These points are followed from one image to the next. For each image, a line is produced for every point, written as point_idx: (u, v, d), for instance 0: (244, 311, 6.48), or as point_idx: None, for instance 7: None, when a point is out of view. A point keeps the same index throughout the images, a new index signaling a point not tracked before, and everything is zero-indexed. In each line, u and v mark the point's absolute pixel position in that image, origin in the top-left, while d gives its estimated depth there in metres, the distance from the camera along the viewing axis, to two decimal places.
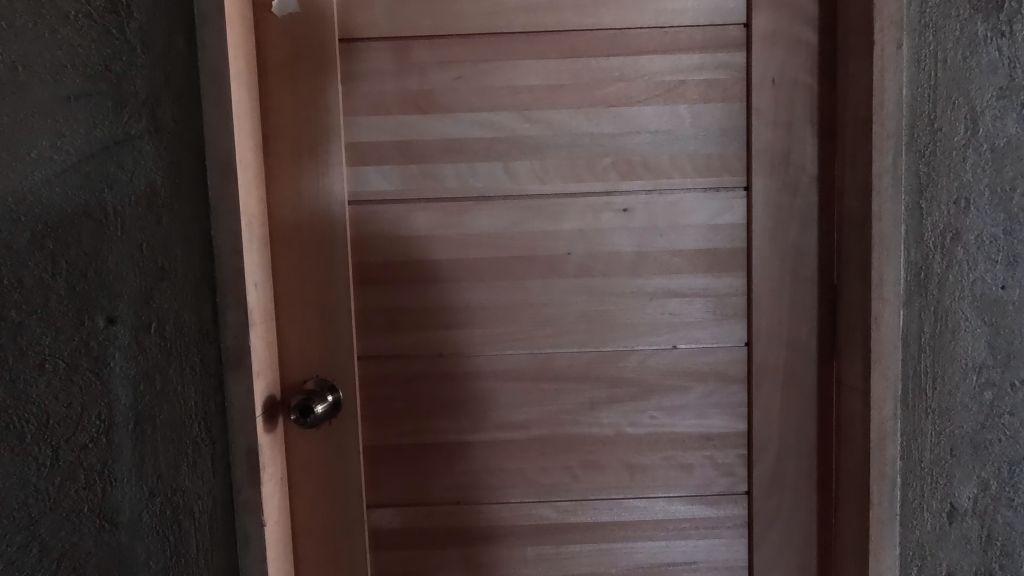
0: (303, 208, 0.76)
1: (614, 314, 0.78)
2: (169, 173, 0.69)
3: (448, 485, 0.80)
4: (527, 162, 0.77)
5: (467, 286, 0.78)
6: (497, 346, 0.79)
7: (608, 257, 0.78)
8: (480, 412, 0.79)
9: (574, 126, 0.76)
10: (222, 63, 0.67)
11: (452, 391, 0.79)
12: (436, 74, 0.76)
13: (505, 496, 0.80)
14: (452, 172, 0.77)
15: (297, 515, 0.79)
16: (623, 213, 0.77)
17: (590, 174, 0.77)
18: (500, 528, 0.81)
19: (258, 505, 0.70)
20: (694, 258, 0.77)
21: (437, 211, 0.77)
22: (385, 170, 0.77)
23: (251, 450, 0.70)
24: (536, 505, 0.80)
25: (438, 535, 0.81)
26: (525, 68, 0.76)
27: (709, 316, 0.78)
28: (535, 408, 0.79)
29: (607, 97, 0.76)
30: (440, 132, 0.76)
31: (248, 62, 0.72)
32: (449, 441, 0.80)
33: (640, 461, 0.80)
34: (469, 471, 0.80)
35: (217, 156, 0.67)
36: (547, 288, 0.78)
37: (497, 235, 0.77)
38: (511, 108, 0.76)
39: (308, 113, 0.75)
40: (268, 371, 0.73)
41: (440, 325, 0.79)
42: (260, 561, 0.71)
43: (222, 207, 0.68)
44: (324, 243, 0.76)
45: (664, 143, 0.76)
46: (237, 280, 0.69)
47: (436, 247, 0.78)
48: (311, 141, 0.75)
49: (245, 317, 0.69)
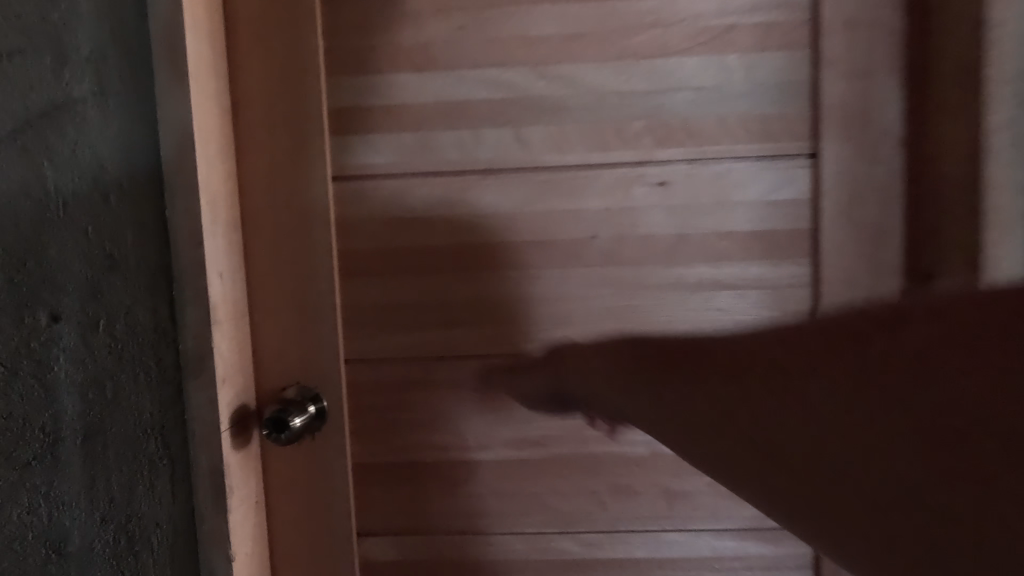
0: (280, 184, 0.65)
1: (648, 310, 0.65)
2: (114, 145, 0.58)
3: (450, 512, 0.68)
4: (542, 128, 0.64)
5: (473, 276, 0.66)
6: (508, 348, 0.67)
7: (643, 243, 0.65)
8: (487, 426, 0.67)
9: (599, 83, 0.63)
10: (175, 13, 0.56)
11: (453, 401, 0.67)
12: (433, 24, 0.64)
13: (517, 525, 0.68)
14: (454, 141, 0.65)
15: (275, 543, 0.68)
16: (659, 187, 0.64)
17: (619, 141, 0.64)
18: (511, 563, 0.68)
19: (224, 535, 0.60)
20: (747, 242, 0.64)
21: (437, 187, 0.65)
22: (375, 140, 0.65)
23: (215, 472, 0.59)
24: (554, 537, 0.68)
25: (439, 568, 0.69)
26: (540, 14, 0.63)
27: (764, 313, 0.64)
28: (553, 423, 0.67)
29: (640, 46, 0.62)
30: (439, 93, 0.64)
31: (212, 13, 0.61)
32: (451, 460, 0.67)
33: (681, 487, 0.66)
34: (475, 495, 0.68)
35: (173, 126, 0.57)
36: (568, 278, 0.65)
37: (507, 216, 0.65)
38: (523, 64, 0.63)
39: (283, 73, 0.64)
40: (240, 377, 0.63)
41: (442, 322, 0.66)
42: None
43: (179, 184, 0.57)
44: (305, 227, 0.65)
45: (707, 102, 0.63)
46: (198, 271, 0.58)
47: (436, 229, 0.66)
48: (287, 105, 0.64)
49: (207, 315, 0.58)
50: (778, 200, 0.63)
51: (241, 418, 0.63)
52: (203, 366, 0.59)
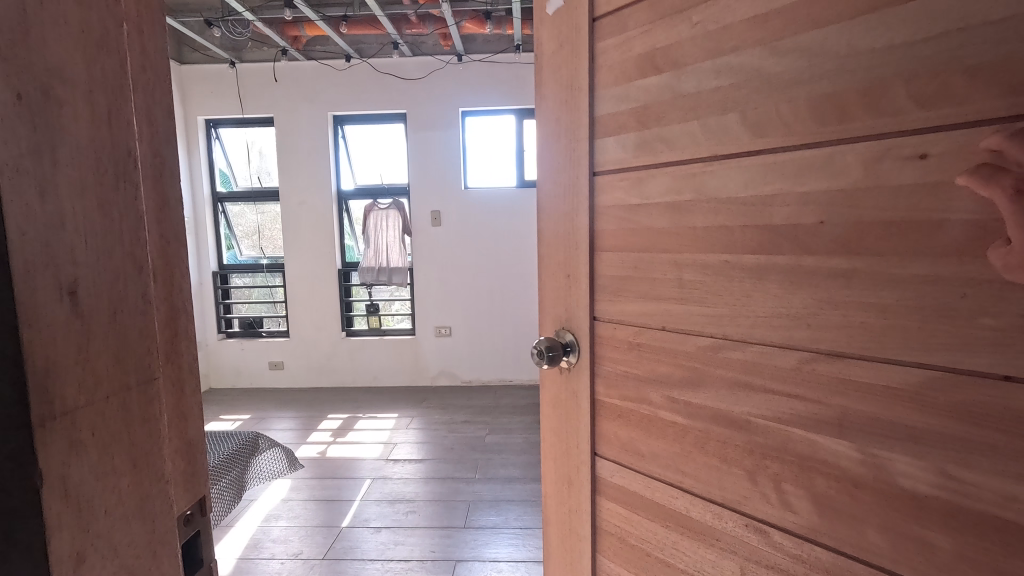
0: (576, 183, 1.11)
1: (802, 297, 0.77)
2: (150, 144, 0.67)
3: (649, 423, 1.01)
4: (723, 129, 0.85)
5: (671, 253, 0.93)
6: (693, 313, 0.91)
7: (856, 220, 0.71)
8: (678, 372, 0.95)
9: (767, 85, 0.79)
10: (552, 97, 1.15)
11: (660, 351, 0.98)
12: (660, 58, 0.93)
13: (694, 455, 0.93)
14: (670, 140, 0.92)
15: (556, 425, 1.23)
16: (818, 181, 0.74)
17: (785, 134, 0.77)
18: (688, 480, 0.95)
19: (557, 401, 1.22)
20: (901, 228, 0.67)
21: (668, 176, 0.93)
22: (625, 139, 1.00)
23: (203, 546, 0.73)
24: (720, 474, 0.90)
25: (644, 464, 1.03)
26: (724, 37, 0.83)
27: (986, 285, 0.61)
28: (723, 388, 0.88)
29: (806, 49, 0.74)
30: (669, 99, 0.92)
31: (555, 83, 1.14)
32: (655, 389, 0.99)
33: (826, 465, 0.76)
34: (683, 420, 0.95)
35: (103, 133, 0.52)
36: (735, 262, 0.85)
37: (699, 205, 0.89)
38: (713, 81, 0.85)
39: (577, 103, 1.09)
40: (118, 474, 0.53)
41: (650, 285, 0.98)
42: (555, 434, 1.23)
43: (550, 202, 1.18)
44: (577, 216, 1.11)
45: (928, 49, 0.63)
46: (61, 369, 0.47)
47: (655, 213, 0.96)
48: (566, 139, 1.12)
49: (120, 409, 0.54)
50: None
51: (108, 542, 0.52)
52: (31, 491, 0.45)
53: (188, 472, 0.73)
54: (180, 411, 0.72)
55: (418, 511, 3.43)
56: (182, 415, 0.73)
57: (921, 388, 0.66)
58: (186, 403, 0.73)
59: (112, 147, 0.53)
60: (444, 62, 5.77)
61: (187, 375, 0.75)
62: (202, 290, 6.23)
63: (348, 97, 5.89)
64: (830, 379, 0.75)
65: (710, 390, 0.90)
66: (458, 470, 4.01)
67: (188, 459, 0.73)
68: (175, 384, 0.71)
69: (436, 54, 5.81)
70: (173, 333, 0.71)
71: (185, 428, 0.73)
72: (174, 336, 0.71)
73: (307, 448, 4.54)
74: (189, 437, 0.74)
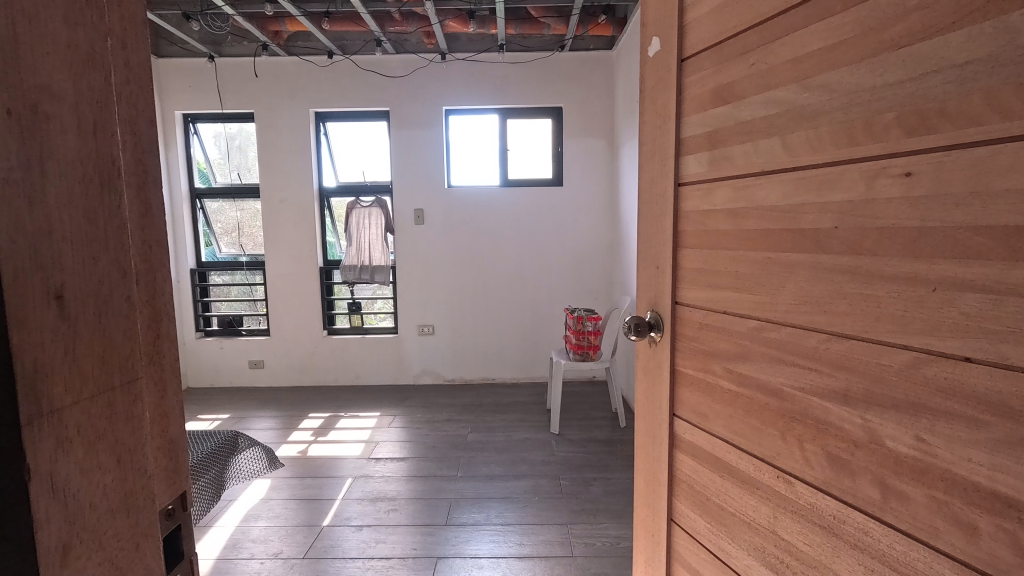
0: (661, 193, 1.32)
1: (815, 287, 0.93)
2: (133, 153, 0.59)
3: (707, 389, 1.19)
4: (766, 149, 1.02)
5: (727, 250, 1.12)
6: (740, 301, 1.09)
7: (862, 226, 0.86)
8: (726, 350, 1.13)
9: (798, 114, 0.95)
10: (647, 121, 1.37)
11: (716, 331, 1.16)
12: (722, 92, 1.12)
13: (737, 418, 1.11)
14: (728, 158, 1.11)
15: (644, 391, 1.44)
16: (830, 193, 0.90)
17: (809, 154, 0.94)
18: (733, 438, 1.13)
19: (644, 370, 1.43)
20: (885, 234, 0.82)
21: (728, 187, 1.11)
22: (697, 156, 1.20)
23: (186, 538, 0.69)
24: (756, 434, 1.07)
25: (702, 422, 1.21)
26: (767, 76, 1.01)
27: (951, 282, 0.75)
28: (759, 362, 1.05)
29: (823, 88, 0.90)
30: (729, 124, 1.11)
31: (649, 110, 1.36)
32: (712, 360, 1.17)
33: (830, 427, 0.92)
34: (734, 388, 1.12)
35: (88, 144, 0.50)
36: (771, 257, 1.02)
37: (747, 210, 1.07)
38: (759, 110, 1.03)
39: (663, 127, 1.30)
40: (103, 471, 0.52)
41: (710, 277, 1.17)
42: (644, 399, 1.44)
43: (644, 207, 1.40)
44: (661, 219, 1.31)
45: (907, 93, 0.78)
46: (48, 373, 0.46)
47: (716, 218, 1.15)
48: (655, 156, 1.34)
49: (104, 407, 0.52)
50: (988, 171, 0.70)
51: (91, 535, 0.50)
52: (18, 484, 0.44)
53: (167, 468, 0.65)
54: (162, 412, 0.65)
55: (399, 510, 3.52)
56: (165, 414, 0.65)
57: (897, 364, 0.81)
58: (169, 400, 0.67)
59: (99, 158, 0.51)
60: (427, 61, 5.80)
61: (169, 375, 0.67)
62: (181, 285, 6.16)
63: (332, 96, 5.90)
64: (834, 356, 0.90)
65: (751, 364, 1.07)
66: (440, 469, 4.09)
67: (170, 457, 0.66)
68: (158, 383, 0.64)
69: (419, 52, 5.81)
70: (157, 333, 0.64)
71: (168, 427, 0.66)
72: (156, 338, 0.64)
73: (286, 448, 4.56)
74: (171, 436, 0.67)
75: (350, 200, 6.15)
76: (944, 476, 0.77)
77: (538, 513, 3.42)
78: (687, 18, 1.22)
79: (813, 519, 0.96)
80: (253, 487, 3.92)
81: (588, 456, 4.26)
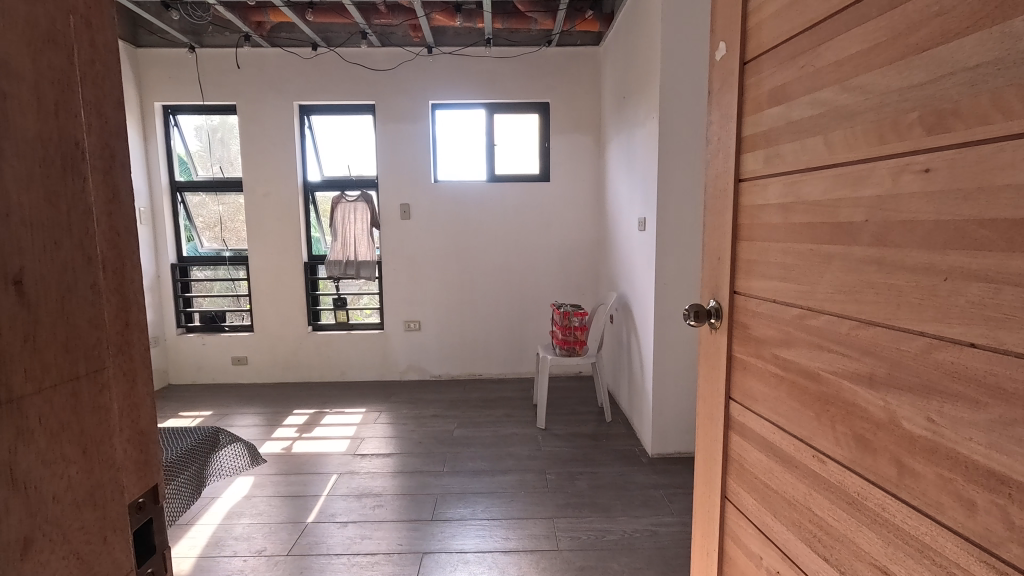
0: (724, 190, 1.41)
1: (849, 278, 0.99)
2: (99, 136, 0.59)
3: (759, 374, 1.28)
4: (810, 147, 1.09)
5: (777, 242, 1.20)
6: (787, 289, 1.17)
7: (888, 219, 0.91)
8: (775, 336, 1.21)
9: (836, 115, 1.01)
10: (714, 120, 1.46)
11: (766, 318, 1.24)
12: (777, 93, 1.19)
13: (782, 401, 1.19)
14: (779, 155, 1.19)
15: (705, 376, 1.54)
16: (859, 188, 0.96)
17: (845, 152, 1.00)
18: (778, 419, 1.21)
19: (706, 357, 1.53)
20: (903, 226, 0.88)
21: (780, 183, 1.18)
22: (755, 154, 1.28)
23: (157, 532, 0.70)
24: (797, 416, 1.14)
25: (753, 406, 1.31)
26: (814, 77, 1.07)
27: (958, 273, 0.80)
28: (801, 347, 1.12)
29: (858, 89, 0.96)
30: (782, 123, 1.18)
31: (716, 110, 1.45)
32: (763, 347, 1.26)
33: (857, 408, 0.98)
34: (780, 372, 1.19)
35: (49, 124, 0.52)
36: (813, 249, 1.08)
37: (794, 204, 1.14)
38: (806, 110, 1.10)
39: (728, 126, 1.39)
40: (67, 463, 0.54)
41: (763, 267, 1.25)
42: (704, 383, 1.54)
43: (710, 201, 1.49)
44: (725, 214, 1.40)
45: (927, 95, 0.84)
46: (9, 360, 0.49)
47: (769, 212, 1.23)
48: (720, 154, 1.43)
49: (69, 397, 0.54)
50: (990, 167, 0.75)
51: (56, 529, 0.53)
52: None
53: (138, 462, 0.66)
54: (133, 404, 0.65)
55: (385, 505, 3.54)
56: (135, 405, 0.65)
57: (912, 349, 0.87)
58: (139, 392, 0.66)
59: (62, 140, 0.54)
60: (412, 54, 5.76)
61: (139, 367, 0.66)
62: (160, 280, 6.07)
63: (316, 88, 5.83)
64: (862, 342, 0.97)
65: (795, 351, 1.14)
66: (425, 465, 4.12)
67: (140, 450, 0.66)
68: (128, 374, 0.64)
69: (404, 45, 5.75)
70: (126, 322, 0.63)
71: (139, 418, 0.66)
72: (126, 327, 0.63)
73: (271, 444, 4.54)
74: (142, 427, 0.67)
75: (334, 193, 6.08)
76: (949, 454, 0.82)
77: (523, 508, 3.46)
78: (750, 23, 1.29)
79: (840, 495, 1.03)
80: (236, 485, 3.89)
81: (575, 451, 4.31)
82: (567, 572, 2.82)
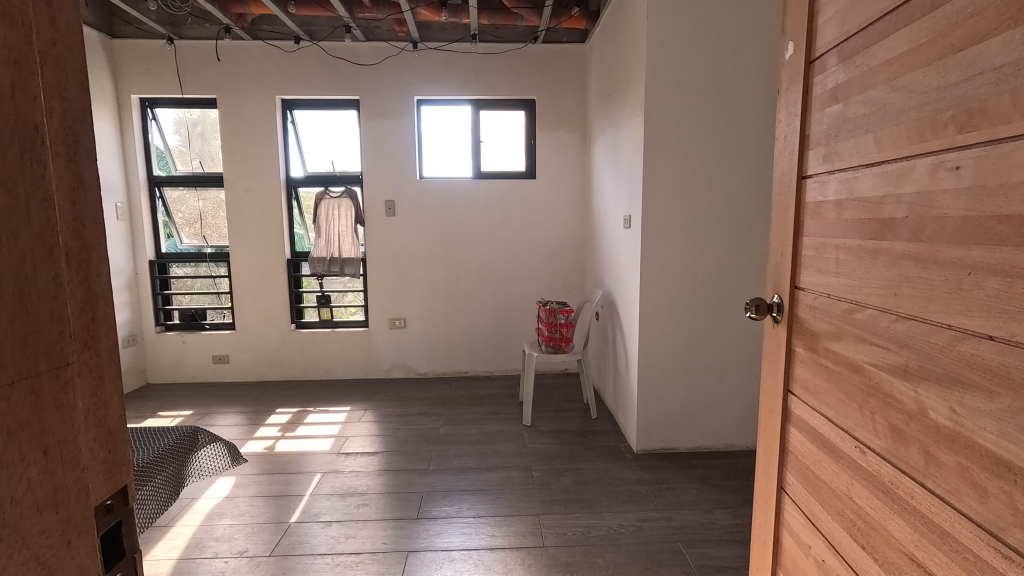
0: (788, 187, 1.42)
1: (889, 273, 1.02)
2: (61, 121, 0.57)
3: (814, 368, 1.30)
4: (862, 146, 1.11)
5: (834, 238, 1.21)
6: (839, 285, 1.18)
7: (923, 215, 0.94)
8: (829, 330, 1.23)
9: (887, 114, 1.03)
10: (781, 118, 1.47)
11: (822, 313, 1.26)
12: (838, 92, 1.20)
13: (832, 394, 1.21)
14: (836, 152, 1.20)
15: (767, 370, 1.55)
16: (900, 185, 0.99)
17: (891, 151, 1.02)
18: (829, 412, 1.22)
19: (768, 352, 1.54)
20: (934, 223, 0.91)
21: (838, 181, 1.20)
22: (817, 153, 1.29)
23: (126, 535, 0.68)
24: (844, 408, 1.16)
25: (809, 399, 1.32)
26: (870, 76, 1.09)
27: (977, 267, 0.83)
28: (848, 341, 1.15)
29: (905, 89, 0.99)
30: (841, 121, 1.19)
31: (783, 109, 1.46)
32: (818, 341, 1.28)
33: (892, 400, 1.01)
34: (830, 366, 1.22)
35: (6, 105, 0.50)
36: (863, 246, 1.10)
37: (848, 202, 1.16)
38: (862, 108, 1.11)
39: (794, 124, 1.39)
40: (26, 463, 0.53)
41: (821, 263, 1.27)
42: (765, 378, 1.56)
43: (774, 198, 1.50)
44: (789, 211, 1.41)
45: (960, 95, 0.86)
46: None
47: (828, 209, 1.24)
48: (786, 152, 1.43)
49: (28, 395, 0.53)
50: (1008, 165, 0.78)
51: (15, 533, 0.51)
52: None
53: (104, 463, 0.63)
54: (100, 403, 0.63)
55: (370, 504, 3.52)
56: (102, 403, 0.63)
57: (937, 342, 0.90)
58: (106, 390, 0.64)
59: (17, 122, 0.51)
60: (398, 49, 5.70)
61: (107, 363, 0.64)
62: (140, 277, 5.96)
63: (300, 82, 5.73)
64: (898, 335, 0.99)
65: (844, 345, 1.16)
66: (410, 462, 4.11)
67: (107, 450, 0.64)
68: (93, 371, 0.61)
69: (389, 40, 5.70)
70: (92, 316, 0.61)
71: (105, 417, 0.63)
72: (92, 322, 0.61)
73: (254, 443, 4.49)
74: (109, 425, 0.64)
75: (318, 188, 5.99)
76: (966, 443, 0.85)
77: (509, 505, 3.47)
78: (818, 22, 1.30)
79: (877, 484, 1.06)
80: (220, 485, 3.83)
81: (561, 446, 4.36)
82: (551, 568, 2.84)
